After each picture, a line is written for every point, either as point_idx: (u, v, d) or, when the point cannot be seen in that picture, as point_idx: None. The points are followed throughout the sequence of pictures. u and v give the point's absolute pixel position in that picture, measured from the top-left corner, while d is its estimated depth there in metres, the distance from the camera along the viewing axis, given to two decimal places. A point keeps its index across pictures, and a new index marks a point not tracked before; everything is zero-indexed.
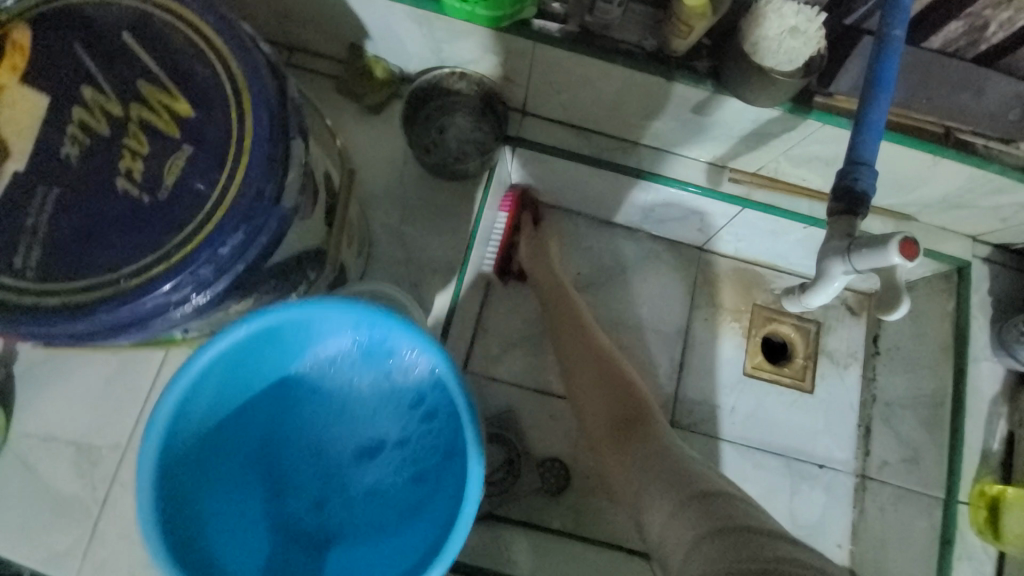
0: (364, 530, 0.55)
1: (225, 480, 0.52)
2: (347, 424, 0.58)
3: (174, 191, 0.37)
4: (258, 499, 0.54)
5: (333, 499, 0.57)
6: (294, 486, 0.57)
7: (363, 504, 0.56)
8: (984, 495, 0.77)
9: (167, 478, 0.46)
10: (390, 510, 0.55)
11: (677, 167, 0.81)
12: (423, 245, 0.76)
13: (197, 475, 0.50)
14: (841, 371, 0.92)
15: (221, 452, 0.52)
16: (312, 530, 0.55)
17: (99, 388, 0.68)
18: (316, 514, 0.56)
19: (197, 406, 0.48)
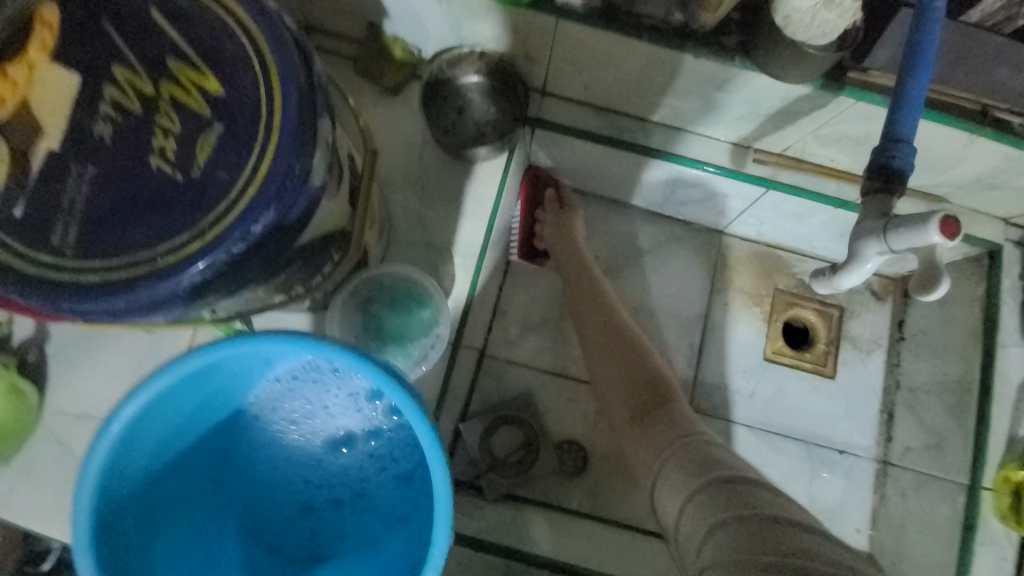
0: (353, 540, 0.58)
1: (193, 523, 0.54)
2: (309, 448, 0.60)
3: (205, 169, 0.37)
4: (235, 533, 0.56)
5: (319, 512, 0.59)
6: (266, 512, 0.59)
7: (350, 513, 0.59)
8: (1008, 481, 0.74)
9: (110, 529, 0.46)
10: (374, 520, 0.58)
11: (699, 147, 0.79)
12: (442, 229, 0.76)
13: (151, 522, 0.50)
14: (864, 356, 0.91)
15: (177, 495, 0.53)
16: (302, 541, 0.58)
17: (127, 368, 0.70)
18: (303, 532, 0.59)
19: (136, 454, 0.48)
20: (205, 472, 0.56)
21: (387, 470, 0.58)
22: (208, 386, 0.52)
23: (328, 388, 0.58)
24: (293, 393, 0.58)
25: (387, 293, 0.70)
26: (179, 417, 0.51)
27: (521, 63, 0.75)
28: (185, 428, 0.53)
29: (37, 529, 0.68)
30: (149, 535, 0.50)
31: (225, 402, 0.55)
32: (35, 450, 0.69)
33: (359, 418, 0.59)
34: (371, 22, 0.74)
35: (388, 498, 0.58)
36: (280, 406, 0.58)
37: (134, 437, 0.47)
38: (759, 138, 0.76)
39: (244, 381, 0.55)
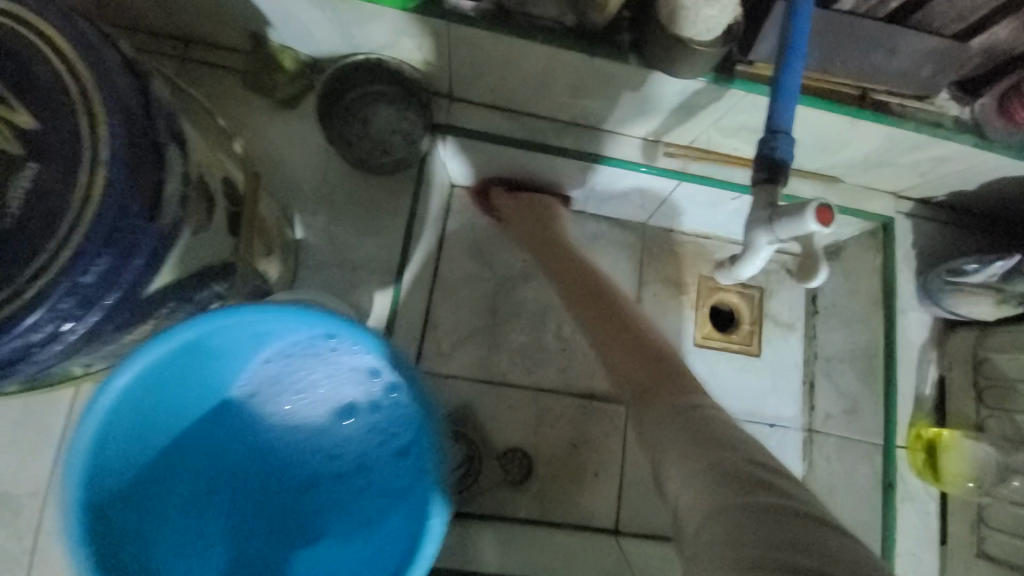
0: (349, 517, 0.58)
1: (183, 503, 0.54)
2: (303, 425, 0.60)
3: (21, 216, 0.32)
4: (226, 507, 0.57)
5: (315, 487, 0.60)
6: (259, 490, 0.59)
7: (345, 490, 0.60)
8: (920, 439, 0.82)
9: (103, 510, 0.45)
10: (370, 496, 0.59)
11: (614, 146, 0.80)
12: (355, 246, 0.73)
13: (145, 496, 0.50)
14: (785, 331, 0.96)
15: (169, 471, 0.53)
16: (298, 518, 0.59)
17: (8, 432, 0.62)
18: (296, 511, 0.59)
19: (128, 432, 0.47)
20: (194, 448, 0.55)
21: (388, 448, 0.59)
22: (194, 364, 0.50)
23: (321, 366, 0.57)
24: (287, 371, 0.56)
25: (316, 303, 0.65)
26: (162, 398, 0.49)
27: (421, 68, 0.72)
28: (180, 405, 0.52)
29: None
30: (146, 509, 0.50)
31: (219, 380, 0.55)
32: None
33: (355, 394, 0.58)
34: (255, 31, 0.69)
35: (387, 473, 0.59)
36: (273, 382, 0.57)
37: (122, 419, 0.46)
38: (666, 131, 0.77)
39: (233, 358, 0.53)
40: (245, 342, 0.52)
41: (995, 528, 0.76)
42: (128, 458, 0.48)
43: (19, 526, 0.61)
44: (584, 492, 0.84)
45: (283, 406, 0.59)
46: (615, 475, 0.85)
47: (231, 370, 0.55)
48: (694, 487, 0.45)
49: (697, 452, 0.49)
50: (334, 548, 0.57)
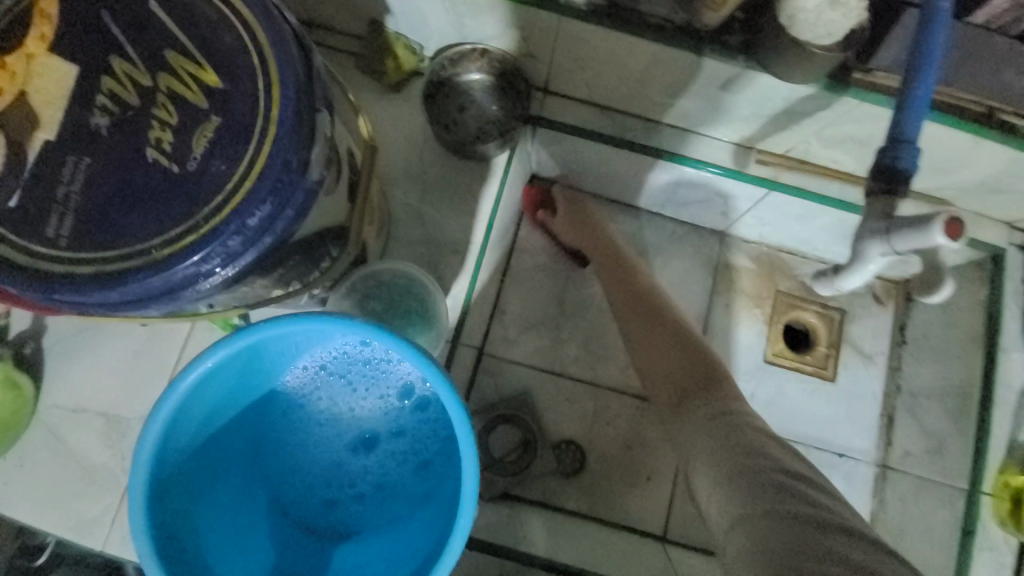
0: (379, 520, 0.62)
1: (228, 501, 0.58)
2: (336, 430, 0.64)
3: (202, 162, 0.37)
4: (264, 508, 0.61)
5: (352, 492, 0.64)
6: (294, 495, 0.63)
7: (376, 500, 0.63)
8: (1008, 486, 0.75)
9: (159, 499, 0.50)
10: (397, 500, 0.62)
11: (701, 147, 0.79)
12: (442, 225, 0.76)
13: (194, 491, 0.55)
14: (866, 363, 0.89)
15: (213, 470, 0.57)
16: (327, 523, 0.62)
17: (127, 361, 0.70)
18: (332, 517, 0.63)
19: (185, 427, 0.53)
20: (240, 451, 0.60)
21: (414, 455, 0.62)
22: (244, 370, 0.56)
23: (355, 376, 0.62)
24: (325, 378, 0.62)
25: (402, 278, 0.70)
26: (216, 400, 0.55)
27: (524, 60, 0.74)
28: (227, 405, 0.57)
29: (32, 524, 0.67)
30: (196, 501, 0.55)
31: (262, 383, 0.59)
32: (31, 444, 0.68)
33: (386, 400, 0.62)
34: (374, 17, 0.73)
35: (415, 478, 0.62)
36: (313, 389, 0.62)
37: (183, 412, 0.52)
38: (762, 138, 0.76)
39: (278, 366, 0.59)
40: (287, 349, 0.57)
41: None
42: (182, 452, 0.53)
43: (127, 445, 0.68)
44: (634, 493, 0.84)
45: (317, 412, 0.63)
46: (669, 481, 0.84)
47: (272, 374, 0.60)
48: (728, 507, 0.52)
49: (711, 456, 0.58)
50: (365, 549, 0.60)
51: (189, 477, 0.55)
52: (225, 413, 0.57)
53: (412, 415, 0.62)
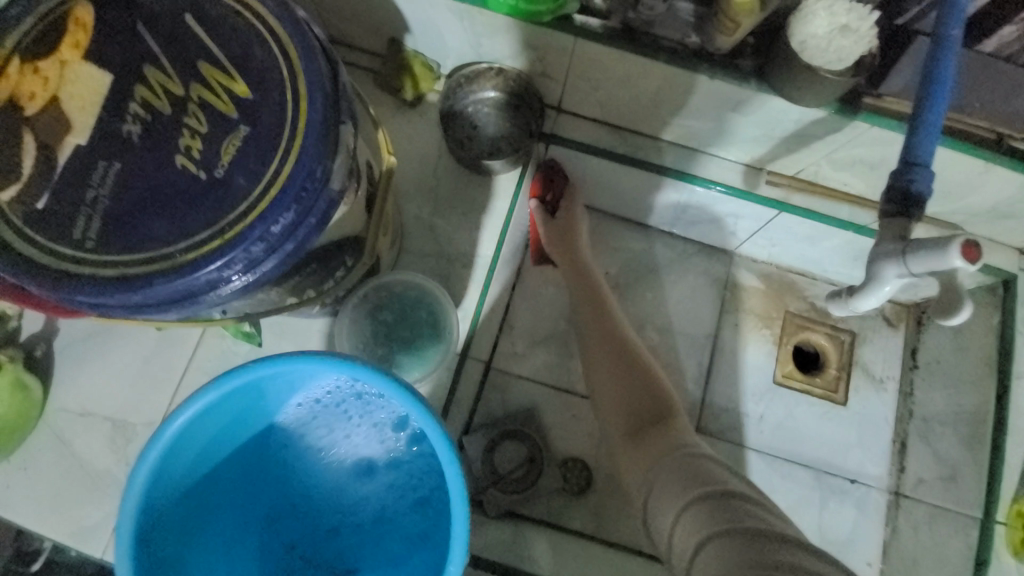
0: (372, 560, 0.62)
1: (220, 539, 0.59)
2: (330, 467, 0.64)
3: (229, 169, 0.37)
4: (257, 546, 0.61)
5: (349, 526, 0.64)
6: (287, 532, 0.63)
7: (371, 536, 0.63)
8: (1022, 516, 0.75)
9: (146, 544, 0.50)
10: (391, 541, 0.62)
11: (711, 167, 0.80)
12: (454, 238, 0.78)
13: (183, 531, 0.55)
14: (876, 386, 0.88)
15: (204, 508, 0.58)
16: (322, 560, 0.63)
17: (137, 367, 0.70)
18: (328, 551, 0.63)
19: (175, 469, 0.53)
20: (238, 482, 0.61)
21: (408, 494, 0.62)
22: (239, 406, 0.56)
23: (350, 414, 0.62)
24: (322, 413, 0.61)
25: (413, 292, 0.70)
26: (209, 439, 0.56)
27: (538, 80, 0.76)
28: (219, 444, 0.57)
29: (33, 530, 0.67)
30: (186, 541, 0.55)
31: (255, 422, 0.60)
32: (38, 447, 0.68)
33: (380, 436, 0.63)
34: (392, 36, 0.75)
35: (408, 519, 0.62)
36: (307, 426, 0.62)
37: (173, 455, 0.52)
38: (773, 160, 0.77)
39: (274, 401, 0.59)
40: (283, 386, 0.57)
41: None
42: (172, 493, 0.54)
43: (133, 451, 0.68)
44: (642, 516, 0.82)
45: (311, 447, 0.63)
46: None
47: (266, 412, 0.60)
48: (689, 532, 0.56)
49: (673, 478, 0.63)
50: None
51: (183, 512, 0.55)
52: (217, 452, 0.58)
53: (408, 452, 0.62)
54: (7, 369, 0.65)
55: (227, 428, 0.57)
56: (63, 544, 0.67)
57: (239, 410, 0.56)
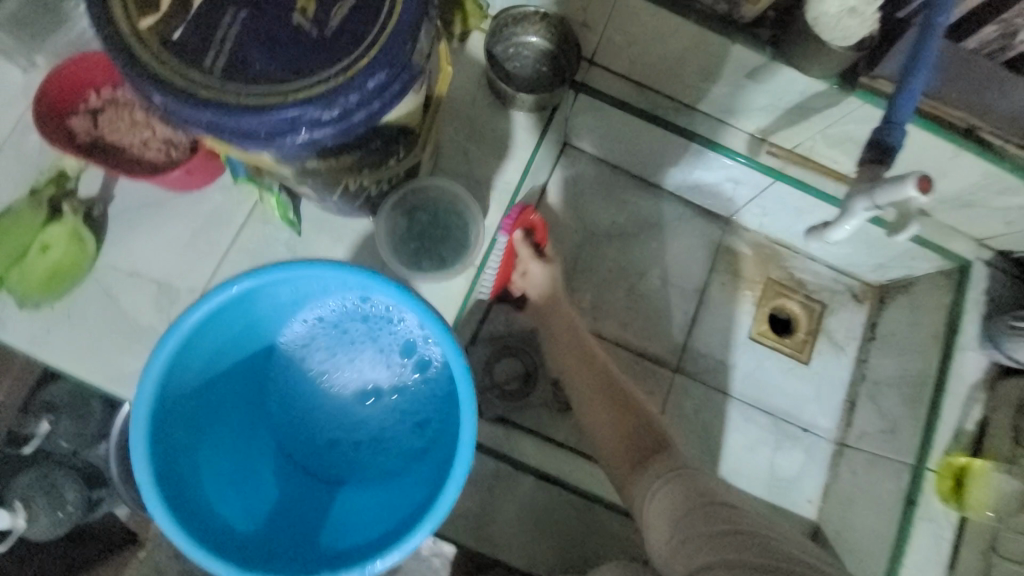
0: (370, 471, 0.70)
1: (230, 433, 0.66)
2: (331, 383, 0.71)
3: (337, 30, 0.45)
4: (265, 444, 0.69)
5: (347, 441, 0.71)
6: (295, 439, 0.71)
7: (370, 454, 0.71)
8: (951, 466, 0.82)
9: (162, 417, 0.58)
10: (390, 455, 0.70)
11: (722, 133, 0.89)
12: (484, 163, 0.84)
13: (193, 416, 0.63)
14: (837, 352, 1.01)
15: (215, 401, 0.65)
16: (326, 467, 0.71)
17: (186, 238, 0.76)
18: (329, 461, 0.71)
19: (192, 359, 0.61)
20: (241, 397, 0.68)
21: (407, 414, 0.71)
22: (250, 316, 0.64)
23: (356, 336, 0.70)
24: (325, 335, 0.70)
25: (442, 205, 0.77)
26: (224, 338, 0.63)
27: (577, 29, 0.83)
28: (232, 345, 0.65)
29: (72, 373, 0.72)
30: (198, 427, 0.63)
31: (267, 330, 0.67)
32: (82, 298, 0.73)
33: (380, 358, 0.70)
34: None
35: (408, 436, 0.70)
36: (314, 341, 0.70)
37: (193, 345, 0.60)
38: (775, 131, 0.86)
39: (283, 315, 0.67)
40: (289, 302, 0.65)
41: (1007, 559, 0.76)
42: (188, 379, 0.61)
43: (175, 312, 0.75)
44: None
45: (317, 363, 0.71)
46: None
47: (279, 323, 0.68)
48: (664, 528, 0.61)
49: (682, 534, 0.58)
50: (357, 493, 0.68)
51: (192, 414, 0.62)
52: (229, 352, 0.65)
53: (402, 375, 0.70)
54: (68, 220, 0.72)
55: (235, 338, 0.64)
56: (99, 387, 0.72)
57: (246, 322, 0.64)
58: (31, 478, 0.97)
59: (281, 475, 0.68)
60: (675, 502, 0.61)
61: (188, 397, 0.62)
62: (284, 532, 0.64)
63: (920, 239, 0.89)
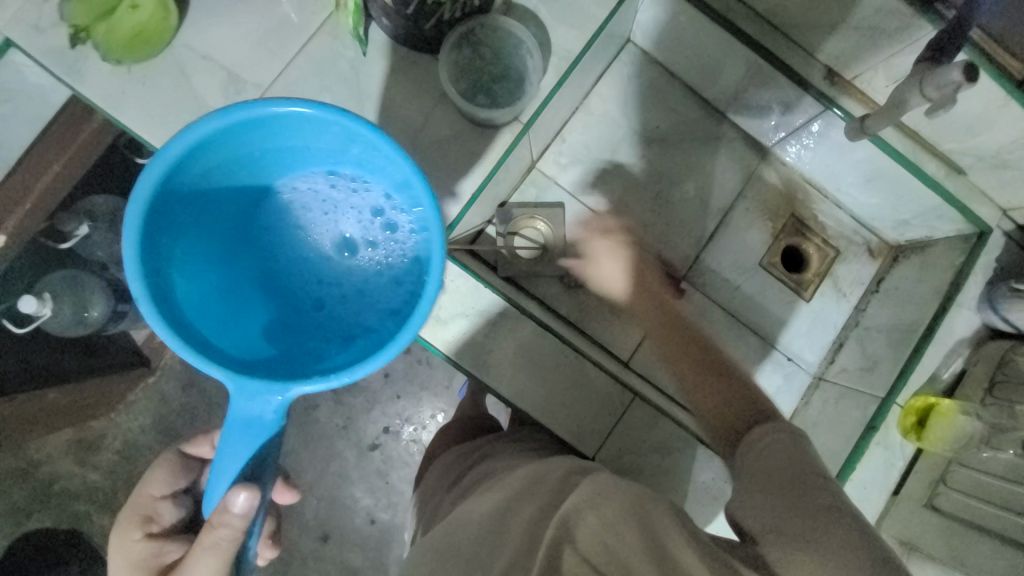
0: (344, 331, 0.61)
1: (210, 278, 0.58)
2: (312, 242, 0.64)
3: None
4: (247, 297, 0.61)
5: (323, 304, 0.63)
6: (272, 296, 0.62)
7: (346, 315, 0.62)
8: (917, 405, 0.87)
9: (150, 242, 0.52)
10: (366, 316, 0.62)
11: (787, 51, 0.87)
12: (550, 29, 0.83)
13: (172, 252, 0.55)
14: (839, 298, 1.05)
15: (195, 241, 0.58)
16: (304, 326, 0.62)
17: (259, 35, 0.80)
18: (307, 321, 0.62)
19: (177, 188, 0.54)
20: (225, 249, 0.61)
21: (386, 278, 0.62)
22: (238, 154, 0.57)
23: (342, 194, 0.63)
24: (320, 194, 0.64)
25: (506, 50, 0.82)
26: (211, 175, 0.57)
27: None
28: (215, 184, 0.58)
29: (141, 139, 0.79)
30: (178, 263, 0.56)
31: (252, 175, 0.60)
32: (159, 70, 0.79)
33: (361, 221, 0.63)
34: None
35: (383, 299, 0.62)
36: (304, 197, 0.64)
37: (180, 172, 0.53)
38: (842, 58, 0.84)
39: (270, 160, 0.60)
40: (274, 147, 0.58)
41: (952, 488, 0.85)
42: (172, 209, 0.55)
43: (239, 101, 0.80)
44: (618, 325, 0.98)
45: (302, 222, 0.64)
46: None
47: (264, 170, 0.61)
48: (751, 494, 0.58)
49: (764, 502, 0.56)
50: (332, 349, 0.59)
51: (180, 254, 0.56)
52: (210, 190, 0.58)
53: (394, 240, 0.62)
54: None
55: (226, 172, 0.58)
56: None
57: (234, 160, 0.57)
58: (63, 277, 1.02)
59: (258, 325, 0.60)
60: (772, 472, 0.58)
61: (174, 232, 0.55)
62: (272, 370, 0.55)
63: (950, 194, 0.89)
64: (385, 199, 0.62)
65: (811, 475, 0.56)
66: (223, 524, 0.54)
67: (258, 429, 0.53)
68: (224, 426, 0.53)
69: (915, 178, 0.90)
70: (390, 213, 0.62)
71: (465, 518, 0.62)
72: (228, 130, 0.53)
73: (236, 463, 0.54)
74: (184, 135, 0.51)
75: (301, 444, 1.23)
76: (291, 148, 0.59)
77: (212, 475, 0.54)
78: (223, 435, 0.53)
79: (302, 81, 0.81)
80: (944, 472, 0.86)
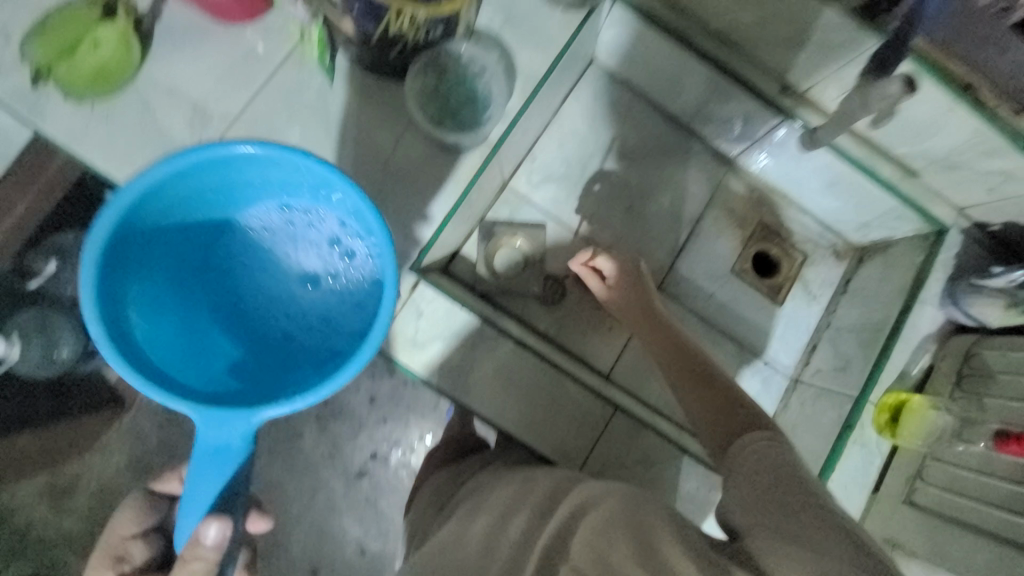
0: (312, 360, 0.59)
1: (172, 318, 0.58)
2: (273, 278, 0.63)
3: None
4: (209, 336, 0.60)
5: (289, 336, 0.62)
6: (237, 333, 0.61)
7: (313, 346, 0.61)
8: (890, 402, 0.89)
9: (108, 285, 0.53)
10: (332, 344, 0.60)
11: (744, 66, 0.90)
12: (514, 53, 0.85)
13: (133, 295, 0.55)
14: (809, 301, 1.08)
15: (155, 284, 0.58)
16: (270, 361, 0.60)
17: (224, 68, 0.81)
18: (273, 354, 0.61)
19: (132, 234, 0.55)
20: (185, 288, 0.60)
21: (351, 304, 0.61)
22: (191, 196, 0.58)
23: (300, 227, 0.62)
24: (276, 225, 0.63)
25: (474, 75, 0.85)
26: (166, 219, 0.58)
27: None
28: (171, 226, 0.58)
29: (105, 174, 0.78)
30: (138, 306, 0.56)
31: (208, 215, 0.61)
32: (123, 105, 0.78)
33: (322, 251, 0.62)
34: None
35: (348, 326, 0.60)
36: (264, 234, 0.63)
37: (136, 217, 0.55)
38: (794, 71, 0.87)
39: (225, 200, 0.61)
40: (227, 186, 0.59)
41: (929, 483, 0.86)
42: (129, 255, 0.55)
43: (207, 134, 0.80)
44: (596, 338, 1.00)
45: (264, 258, 0.63)
46: (626, 336, 1.00)
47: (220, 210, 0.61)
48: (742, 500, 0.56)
49: (751, 501, 0.55)
50: (299, 379, 0.57)
51: (138, 296, 0.56)
52: (167, 234, 0.58)
53: (354, 263, 0.62)
54: (121, 21, 0.76)
55: (182, 215, 0.59)
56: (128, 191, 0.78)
57: (191, 201, 0.58)
58: (30, 316, 0.99)
59: (224, 363, 0.59)
60: (759, 472, 0.57)
61: (132, 275, 0.56)
62: (240, 398, 0.55)
63: (907, 197, 0.93)
64: (340, 225, 0.61)
65: (790, 474, 0.56)
66: (198, 557, 0.54)
67: (226, 456, 0.53)
68: (193, 455, 0.53)
69: (872, 183, 0.94)
70: (348, 241, 0.61)
71: (446, 546, 0.60)
72: (181, 172, 0.55)
73: (207, 496, 0.54)
74: (137, 181, 0.52)
75: (282, 475, 1.20)
76: (244, 186, 0.60)
77: (183, 508, 0.54)
78: (193, 465, 0.53)
79: (269, 111, 0.81)
80: (920, 467, 0.88)
